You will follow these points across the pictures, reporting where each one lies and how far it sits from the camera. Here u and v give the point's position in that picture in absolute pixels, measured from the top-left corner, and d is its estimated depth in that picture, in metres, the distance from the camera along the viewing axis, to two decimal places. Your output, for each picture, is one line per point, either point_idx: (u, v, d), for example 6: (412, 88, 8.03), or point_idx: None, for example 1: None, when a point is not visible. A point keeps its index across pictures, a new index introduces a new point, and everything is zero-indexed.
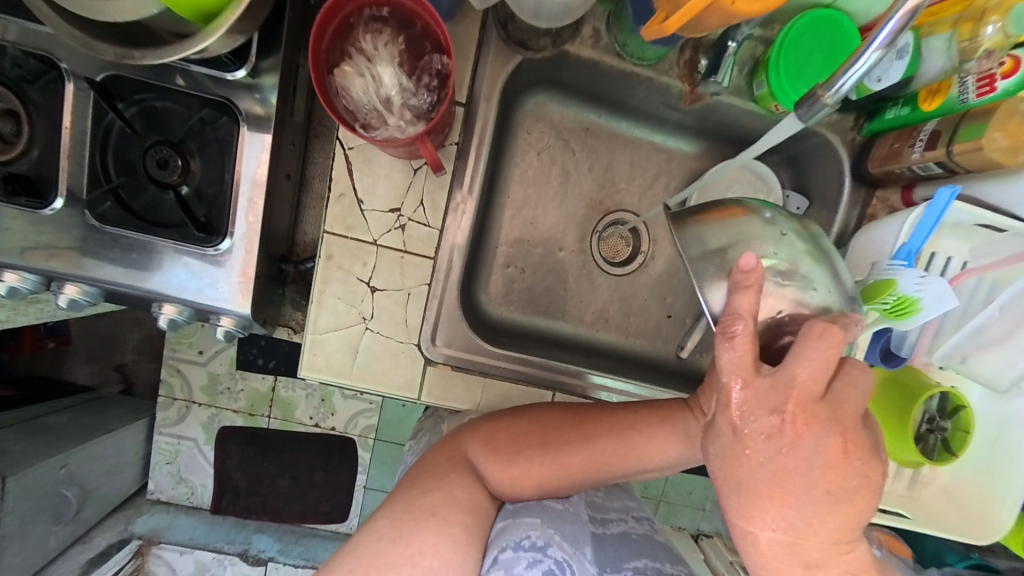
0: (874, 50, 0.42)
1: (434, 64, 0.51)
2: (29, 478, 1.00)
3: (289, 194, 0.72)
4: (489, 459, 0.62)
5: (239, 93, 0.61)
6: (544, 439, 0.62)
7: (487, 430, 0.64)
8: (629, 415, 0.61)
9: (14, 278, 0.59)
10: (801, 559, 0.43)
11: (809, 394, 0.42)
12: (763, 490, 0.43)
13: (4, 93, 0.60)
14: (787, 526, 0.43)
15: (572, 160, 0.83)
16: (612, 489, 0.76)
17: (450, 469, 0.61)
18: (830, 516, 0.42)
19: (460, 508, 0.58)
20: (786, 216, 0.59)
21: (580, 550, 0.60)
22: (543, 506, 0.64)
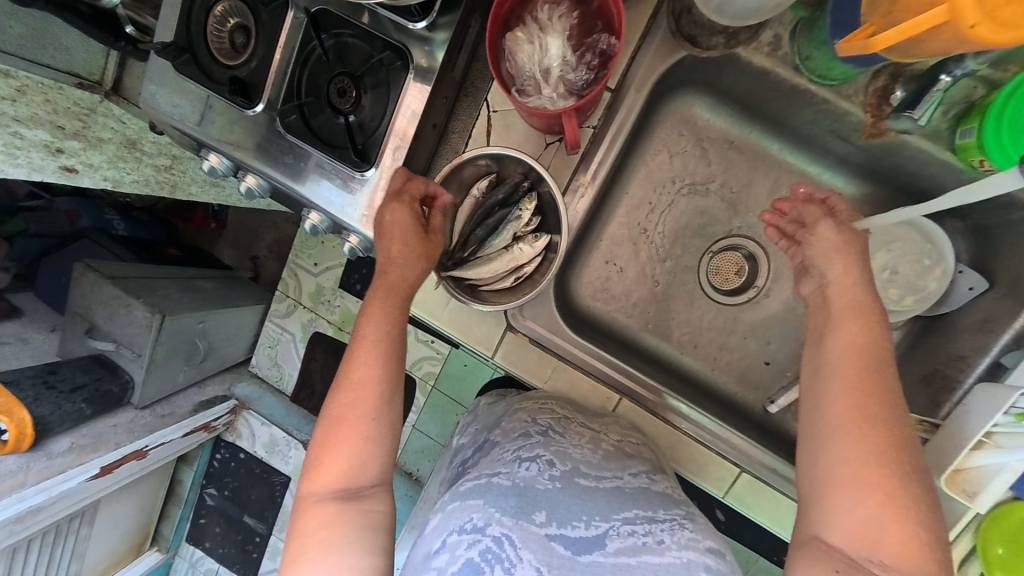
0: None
1: (601, 44, 0.51)
2: (176, 321, 1.27)
3: (430, 142, 0.78)
4: (360, 397, 0.57)
5: (413, 43, 0.68)
6: (331, 395, 0.59)
7: (337, 381, 0.59)
8: (838, 322, 0.56)
9: (215, 159, 0.77)
10: (875, 461, 0.47)
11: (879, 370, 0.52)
12: (863, 421, 0.49)
13: (245, 12, 0.74)
14: (865, 424, 0.49)
15: (706, 171, 0.79)
16: (614, 451, 0.69)
17: (341, 428, 0.56)
18: (859, 448, 0.48)
19: (364, 430, 0.56)
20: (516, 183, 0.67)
21: (527, 517, 0.52)
22: (490, 486, 0.57)
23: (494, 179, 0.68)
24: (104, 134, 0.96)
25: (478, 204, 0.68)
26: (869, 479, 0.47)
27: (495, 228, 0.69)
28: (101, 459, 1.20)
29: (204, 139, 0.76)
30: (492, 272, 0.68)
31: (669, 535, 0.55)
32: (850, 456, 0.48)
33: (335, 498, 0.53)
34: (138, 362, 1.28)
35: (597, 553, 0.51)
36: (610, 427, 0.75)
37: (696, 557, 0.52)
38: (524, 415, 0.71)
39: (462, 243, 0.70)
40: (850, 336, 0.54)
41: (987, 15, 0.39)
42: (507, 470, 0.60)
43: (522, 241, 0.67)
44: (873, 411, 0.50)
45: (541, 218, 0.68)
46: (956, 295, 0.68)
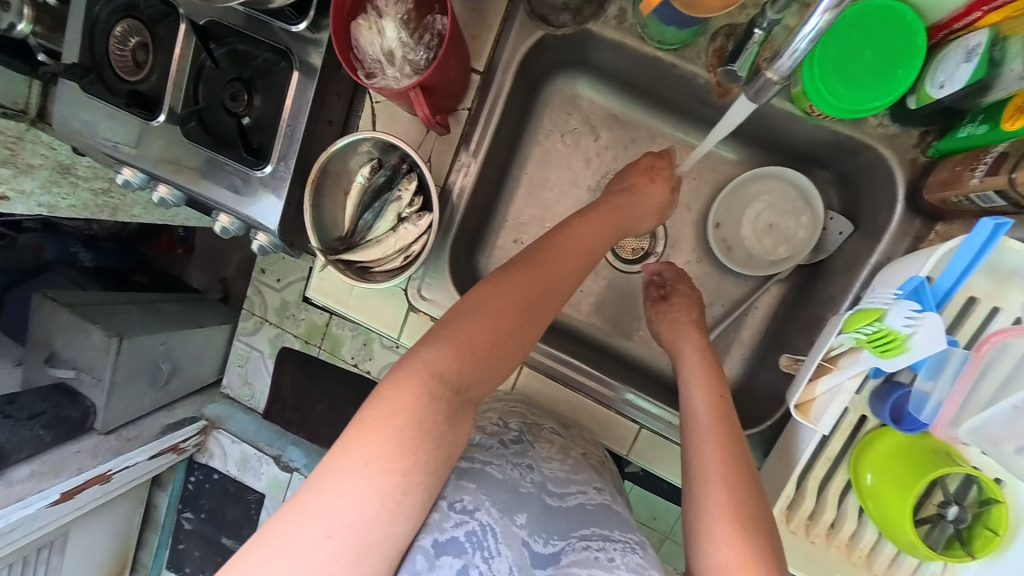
0: (822, 14, 0.40)
1: (436, 25, 0.55)
2: (137, 343, 1.30)
3: (330, 138, 0.82)
4: (495, 305, 0.56)
5: (297, 44, 0.73)
6: (398, 372, 0.52)
7: (411, 358, 0.53)
8: (689, 377, 0.67)
9: (129, 173, 0.80)
10: (728, 502, 0.53)
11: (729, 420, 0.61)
12: (718, 464, 0.56)
13: (142, 29, 0.78)
14: (720, 469, 0.56)
15: (598, 147, 0.83)
16: (581, 460, 0.69)
17: (388, 397, 0.50)
18: (718, 491, 0.54)
19: (483, 336, 0.55)
20: (390, 167, 0.71)
21: (512, 518, 0.56)
22: (483, 473, 0.61)
23: (375, 164, 0.71)
24: (35, 160, 1.01)
25: (365, 190, 0.72)
26: (722, 525, 0.52)
27: (380, 211, 0.72)
28: (61, 485, 1.22)
29: (119, 156, 0.80)
30: (381, 252, 0.71)
31: (619, 556, 0.56)
32: (713, 502, 0.54)
33: (414, 401, 0.50)
34: (99, 387, 1.30)
35: (552, 569, 0.54)
36: (574, 437, 0.75)
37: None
38: (495, 416, 0.72)
39: (353, 230, 0.73)
40: (701, 391, 0.65)
41: None
42: (498, 459, 0.63)
43: (407, 221, 0.70)
44: (735, 463, 0.57)
45: (422, 198, 0.70)
46: (830, 241, 0.72)
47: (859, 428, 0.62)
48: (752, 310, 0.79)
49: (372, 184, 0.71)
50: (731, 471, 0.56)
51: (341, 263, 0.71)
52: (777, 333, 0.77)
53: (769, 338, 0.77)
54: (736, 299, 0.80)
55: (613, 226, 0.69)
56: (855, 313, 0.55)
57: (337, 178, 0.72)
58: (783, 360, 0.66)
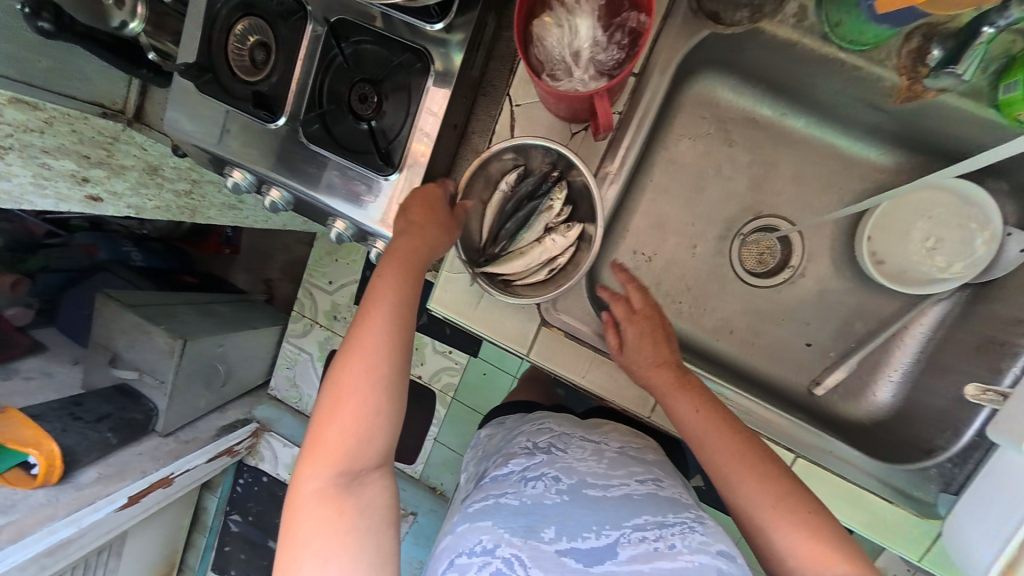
0: None
1: (630, 22, 0.51)
2: (199, 345, 1.27)
3: (450, 144, 0.77)
4: (369, 397, 0.55)
5: (429, 45, 0.69)
6: (330, 416, 0.55)
7: (332, 397, 0.55)
8: (667, 391, 0.67)
9: (239, 176, 0.78)
10: (773, 492, 0.58)
11: (720, 410, 0.65)
12: (743, 465, 0.60)
13: (265, 28, 0.74)
14: (756, 473, 0.60)
15: (729, 153, 0.78)
16: (619, 457, 0.69)
17: (328, 443, 0.54)
18: (760, 480, 0.59)
19: (354, 432, 0.54)
20: (542, 175, 0.67)
21: (537, 536, 0.55)
22: (498, 507, 0.60)
23: (522, 171, 0.68)
24: (128, 161, 0.97)
25: (508, 198, 0.68)
26: (781, 516, 0.57)
27: (526, 220, 0.69)
28: (130, 487, 1.20)
29: (225, 154, 0.77)
30: (527, 265, 0.68)
31: (679, 539, 0.54)
32: (750, 497, 0.59)
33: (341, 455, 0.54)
34: (161, 390, 1.27)
35: (609, 562, 0.52)
36: (610, 435, 0.76)
37: (708, 560, 0.52)
38: (525, 439, 0.74)
39: (492, 238, 0.70)
40: (682, 401, 0.66)
41: None
42: (514, 489, 0.63)
43: (554, 232, 0.67)
44: (754, 450, 0.61)
45: (571, 208, 0.69)
46: (1007, 259, 0.66)
47: None
48: (906, 333, 0.74)
49: (518, 194, 0.68)
50: (752, 463, 0.61)
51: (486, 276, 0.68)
52: (936, 357, 0.72)
53: (925, 362, 0.73)
54: (886, 318, 0.76)
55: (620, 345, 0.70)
56: None
57: (478, 184, 0.68)
58: (970, 391, 0.62)
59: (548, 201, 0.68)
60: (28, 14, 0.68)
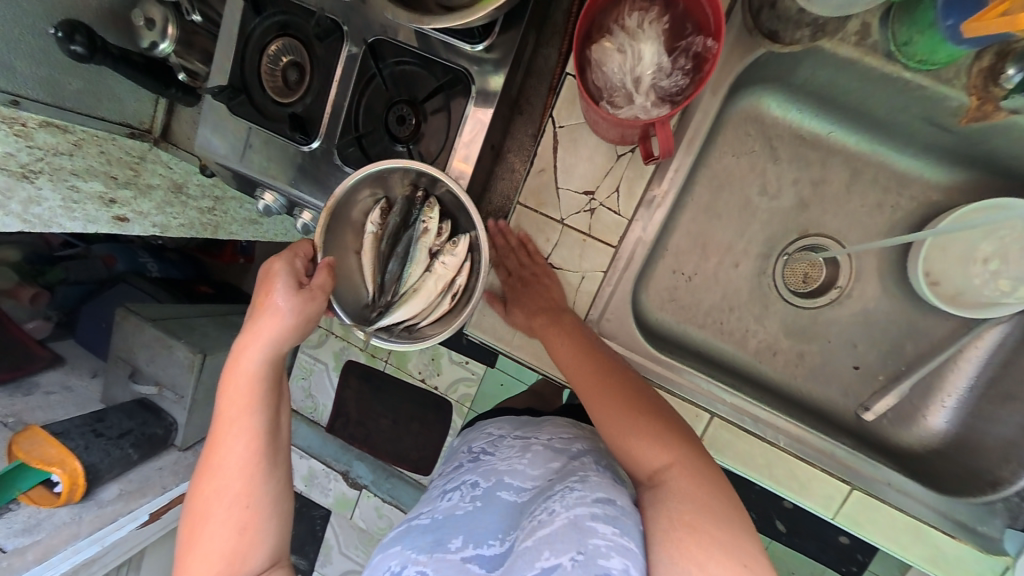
0: None
1: (695, 47, 0.48)
2: (217, 359, 1.25)
3: (487, 164, 0.75)
4: (229, 514, 0.55)
5: (469, 64, 0.67)
6: (202, 511, 0.55)
7: (199, 476, 0.56)
8: (567, 365, 0.62)
9: (271, 198, 0.77)
10: (669, 457, 0.53)
11: (615, 369, 0.60)
12: (649, 429, 0.55)
13: (300, 48, 0.73)
14: (653, 438, 0.54)
15: (775, 170, 0.76)
16: (542, 451, 0.69)
17: (205, 521, 0.55)
18: (656, 445, 0.53)
19: (231, 503, 0.55)
20: (383, 203, 0.69)
21: (443, 547, 0.54)
22: (410, 530, 0.59)
23: (384, 204, 0.69)
24: (153, 180, 0.94)
25: (382, 235, 0.69)
26: (681, 484, 0.50)
27: (408, 251, 0.70)
28: (151, 504, 1.20)
29: (258, 176, 0.77)
30: (424, 299, 0.68)
31: (558, 503, 0.52)
32: (659, 460, 0.53)
33: (236, 525, 0.55)
34: (180, 404, 1.25)
35: (508, 563, 0.52)
36: (550, 429, 0.74)
37: (582, 510, 0.49)
38: (463, 452, 0.77)
39: (379, 289, 0.70)
40: (571, 361, 0.62)
41: None
42: (432, 506, 0.64)
43: (442, 254, 0.68)
44: (654, 411, 0.56)
45: (446, 224, 0.70)
46: None
47: None
48: (962, 357, 0.72)
49: (381, 225, 0.69)
50: (655, 426, 0.55)
51: (383, 329, 0.68)
52: (995, 382, 0.69)
53: (982, 388, 0.70)
54: (937, 342, 0.73)
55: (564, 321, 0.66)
56: None
57: (345, 234, 0.68)
58: None
59: (396, 217, 0.69)
60: (61, 38, 0.68)
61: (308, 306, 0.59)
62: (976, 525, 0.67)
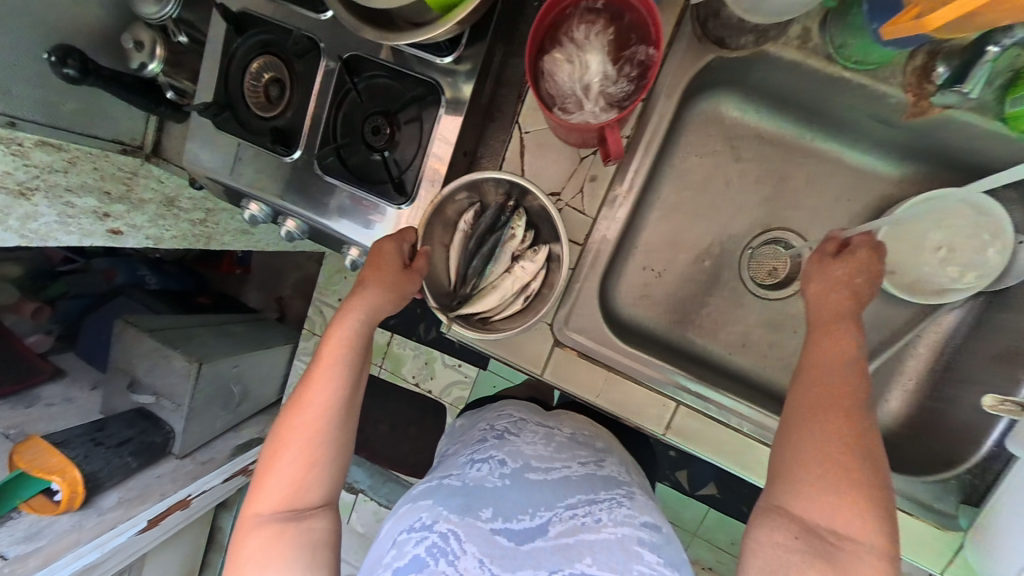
0: None
1: (639, 55, 0.52)
2: (215, 367, 1.27)
3: (462, 169, 0.78)
4: (307, 450, 0.58)
5: (441, 76, 0.70)
6: (286, 437, 0.59)
7: (290, 405, 0.61)
8: (810, 353, 0.56)
9: (256, 208, 0.81)
10: (838, 441, 0.50)
11: (839, 369, 0.54)
12: (822, 407, 0.51)
13: (280, 66, 0.76)
14: (834, 436, 0.50)
15: (737, 168, 0.79)
16: (564, 443, 0.75)
17: (284, 450, 0.58)
18: (819, 440, 0.50)
19: (312, 442, 0.59)
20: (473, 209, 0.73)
21: (473, 513, 0.58)
22: (439, 486, 0.63)
23: (478, 208, 0.73)
24: (146, 194, 1.00)
25: (470, 236, 0.73)
26: (817, 472, 0.49)
27: (491, 253, 0.72)
28: (150, 511, 1.20)
29: (242, 187, 0.81)
30: (499, 298, 0.72)
31: (605, 515, 0.61)
32: (815, 441, 0.50)
33: (306, 461, 0.58)
34: (178, 412, 1.26)
35: (540, 540, 0.58)
36: (564, 422, 0.83)
37: (629, 532, 0.58)
38: (483, 424, 0.79)
39: (461, 280, 0.74)
40: (812, 347, 0.56)
41: None
42: (459, 472, 0.66)
43: (522, 259, 0.71)
44: (824, 399, 0.52)
45: (532, 232, 0.73)
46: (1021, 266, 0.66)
47: None
48: (920, 341, 0.74)
49: (477, 226, 0.72)
50: (834, 419, 0.51)
51: (461, 318, 0.72)
52: (953, 365, 0.71)
53: (942, 371, 0.72)
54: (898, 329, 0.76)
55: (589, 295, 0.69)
56: None
57: (436, 230, 0.72)
58: (986, 403, 0.60)
59: (489, 218, 0.71)
60: (55, 62, 0.73)
61: (404, 286, 0.66)
62: (931, 502, 0.68)
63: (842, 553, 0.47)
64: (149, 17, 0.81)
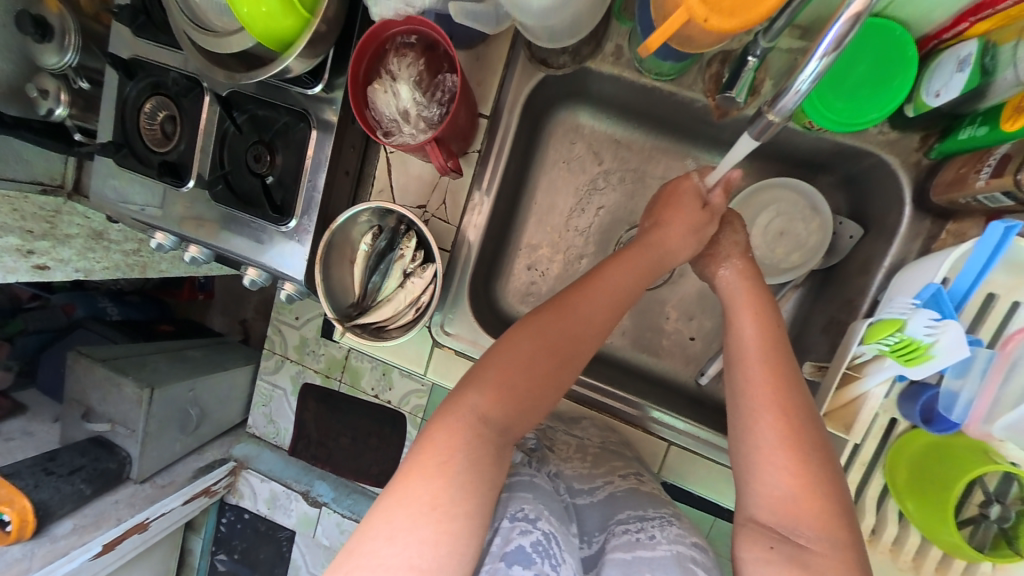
0: (821, 56, 0.40)
1: (447, 82, 0.61)
2: (166, 392, 1.25)
3: (346, 187, 0.85)
4: (511, 374, 0.55)
5: (316, 103, 0.77)
6: (529, 378, 0.55)
7: (519, 355, 0.56)
8: (737, 341, 0.59)
9: (161, 237, 0.86)
10: (783, 440, 0.51)
11: (767, 347, 0.58)
12: (760, 405, 0.54)
13: (169, 103, 0.83)
14: (777, 432, 0.52)
15: (600, 171, 0.86)
16: (601, 455, 0.75)
17: (473, 407, 0.53)
18: (767, 436, 0.52)
19: (536, 372, 0.56)
20: (370, 229, 0.75)
21: (565, 524, 0.58)
22: (534, 484, 0.62)
23: (376, 231, 0.75)
24: (71, 230, 1.07)
25: (371, 254, 0.75)
26: (773, 469, 0.51)
27: (387, 270, 0.75)
28: (104, 535, 1.18)
29: (155, 221, 0.87)
30: (393, 309, 0.74)
31: (659, 531, 0.58)
32: (762, 436, 0.52)
33: (488, 417, 0.53)
34: (133, 438, 1.25)
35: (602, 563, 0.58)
36: (591, 431, 0.81)
37: (683, 549, 0.55)
38: (517, 429, 0.77)
39: (364, 295, 0.77)
40: (736, 334, 0.60)
41: (713, 9, 0.42)
42: (530, 470, 0.65)
43: (413, 275, 0.74)
44: (782, 389, 0.54)
45: (424, 253, 0.74)
46: (841, 244, 0.73)
47: (892, 431, 0.62)
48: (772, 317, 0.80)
49: (373, 244, 0.75)
50: (775, 409, 0.53)
51: (356, 327, 0.74)
52: (797, 340, 0.78)
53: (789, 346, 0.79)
54: None
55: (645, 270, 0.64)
56: (875, 322, 0.56)
57: (340, 251, 0.74)
58: (805, 368, 0.68)
59: (386, 240, 0.75)
60: None
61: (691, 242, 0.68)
62: None
63: (815, 560, 0.47)
64: (52, 67, 0.88)
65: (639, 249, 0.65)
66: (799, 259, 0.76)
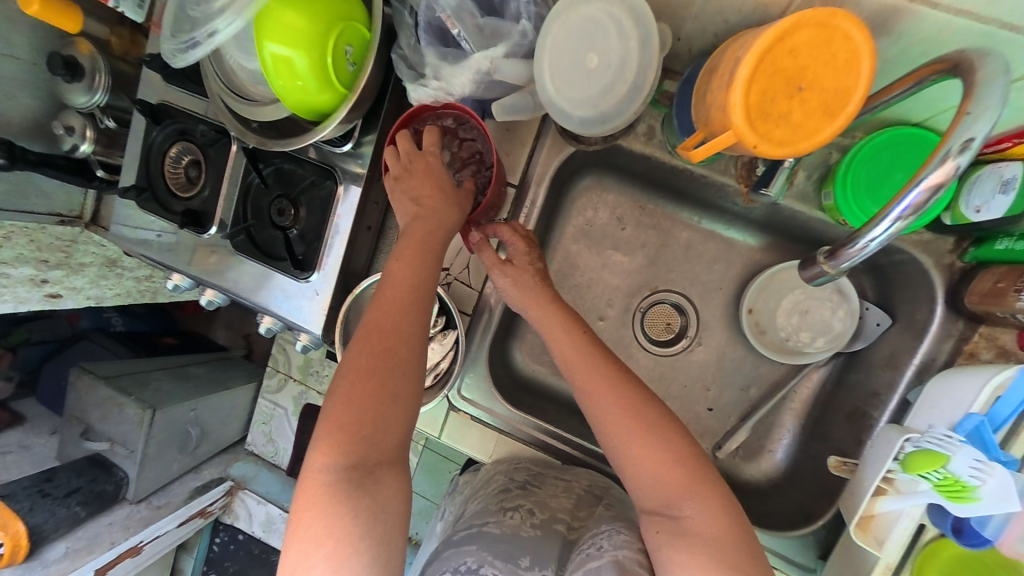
0: (893, 220, 0.45)
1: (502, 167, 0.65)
2: (167, 414, 1.17)
3: (368, 241, 0.85)
4: (360, 391, 0.57)
5: (344, 159, 0.77)
6: (374, 394, 0.57)
7: (356, 365, 0.58)
8: (543, 327, 0.65)
9: (178, 278, 0.87)
10: (635, 428, 0.56)
11: (591, 340, 0.63)
12: (608, 408, 0.58)
13: (195, 150, 0.83)
14: (640, 423, 0.57)
15: (622, 236, 0.84)
16: (585, 496, 0.72)
17: (339, 428, 0.56)
18: (624, 425, 0.57)
19: (376, 380, 0.57)
20: None
21: (515, 561, 0.58)
22: (483, 533, 0.62)
23: None
24: (86, 259, 1.06)
25: None
26: (636, 459, 0.56)
27: None
28: (97, 560, 1.08)
29: (169, 263, 0.87)
30: None
31: (607, 541, 0.58)
32: (631, 444, 0.56)
33: (344, 438, 0.56)
34: (131, 459, 1.17)
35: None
36: (580, 475, 0.77)
37: (628, 554, 0.54)
38: (501, 474, 0.75)
39: None
40: (566, 334, 0.64)
41: (762, 138, 0.46)
42: (496, 519, 0.65)
43: (433, 341, 0.76)
44: (624, 388, 0.59)
45: (445, 317, 0.76)
46: (867, 331, 0.72)
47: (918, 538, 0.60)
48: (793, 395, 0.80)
49: None
50: (626, 403, 0.58)
51: None
52: (817, 422, 0.77)
53: (809, 427, 0.78)
54: (774, 384, 0.80)
55: (428, 252, 0.65)
56: (914, 451, 0.55)
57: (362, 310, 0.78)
58: (831, 462, 0.67)
59: None
60: None
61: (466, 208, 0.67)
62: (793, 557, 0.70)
63: (692, 523, 0.52)
64: (79, 106, 0.87)
65: (413, 235, 0.66)
66: (818, 347, 0.74)
